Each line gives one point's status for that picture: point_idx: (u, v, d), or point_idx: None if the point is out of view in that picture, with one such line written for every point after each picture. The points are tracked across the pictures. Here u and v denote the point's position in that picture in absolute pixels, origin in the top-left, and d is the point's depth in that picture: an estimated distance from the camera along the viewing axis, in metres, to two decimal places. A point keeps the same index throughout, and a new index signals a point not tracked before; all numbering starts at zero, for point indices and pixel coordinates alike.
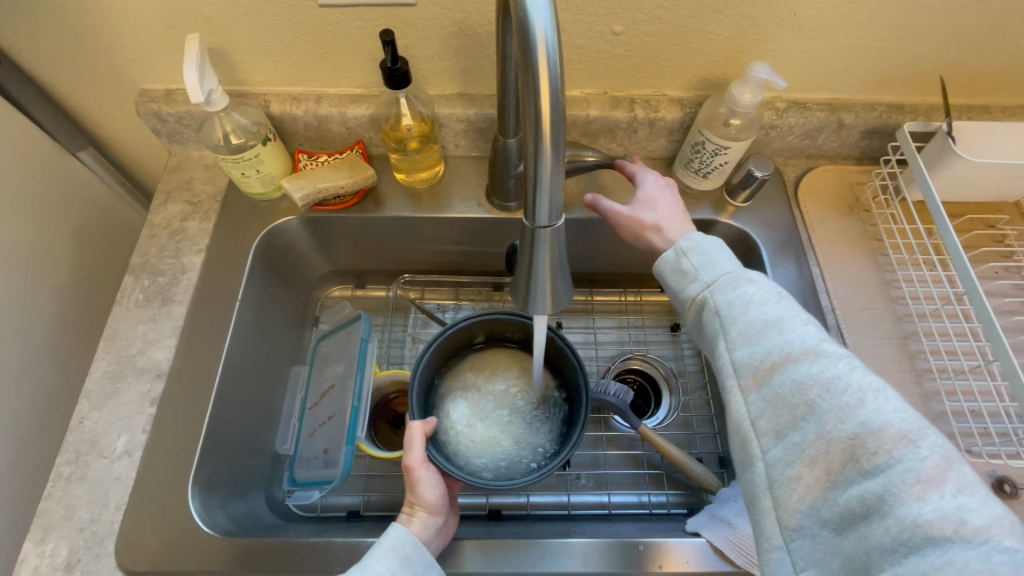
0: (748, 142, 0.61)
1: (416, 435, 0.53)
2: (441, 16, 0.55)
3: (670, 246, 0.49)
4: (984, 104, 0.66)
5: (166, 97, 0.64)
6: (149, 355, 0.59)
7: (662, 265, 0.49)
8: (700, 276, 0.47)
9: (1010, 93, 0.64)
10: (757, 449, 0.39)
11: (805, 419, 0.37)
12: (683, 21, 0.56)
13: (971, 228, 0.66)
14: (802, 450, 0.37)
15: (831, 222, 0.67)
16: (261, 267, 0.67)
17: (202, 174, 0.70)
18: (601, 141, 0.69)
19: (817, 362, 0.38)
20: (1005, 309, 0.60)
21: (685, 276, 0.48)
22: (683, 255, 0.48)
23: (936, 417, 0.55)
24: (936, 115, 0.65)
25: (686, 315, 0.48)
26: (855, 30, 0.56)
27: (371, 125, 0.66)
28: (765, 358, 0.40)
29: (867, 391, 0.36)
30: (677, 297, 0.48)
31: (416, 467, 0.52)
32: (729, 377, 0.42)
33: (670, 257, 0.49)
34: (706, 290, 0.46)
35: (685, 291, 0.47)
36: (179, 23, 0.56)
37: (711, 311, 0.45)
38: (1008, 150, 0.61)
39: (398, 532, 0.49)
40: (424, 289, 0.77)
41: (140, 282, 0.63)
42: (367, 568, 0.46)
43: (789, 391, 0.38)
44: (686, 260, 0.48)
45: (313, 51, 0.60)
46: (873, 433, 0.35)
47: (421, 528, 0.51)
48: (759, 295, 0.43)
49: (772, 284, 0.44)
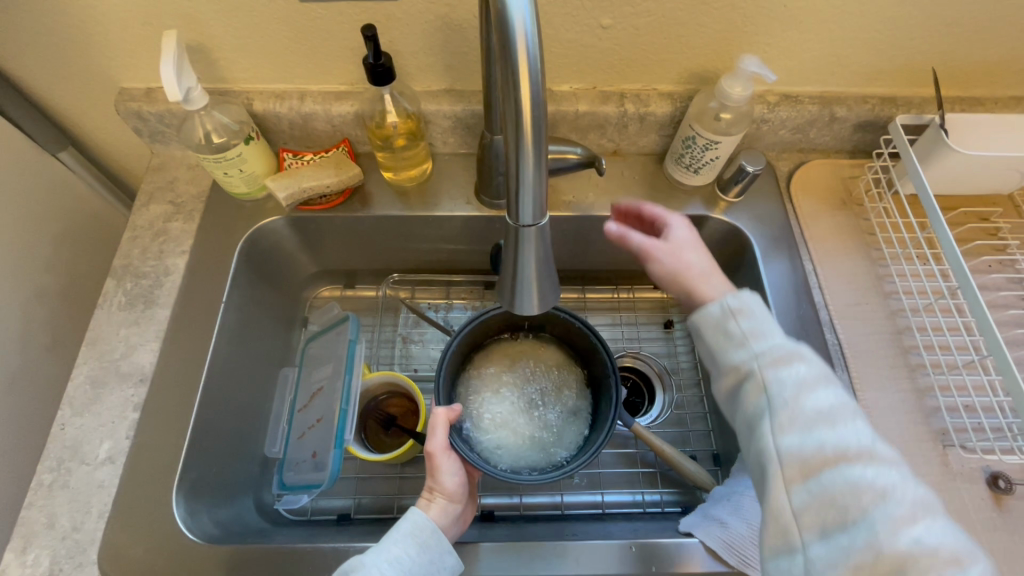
0: (739, 137, 0.60)
1: (439, 422, 0.51)
2: (425, 10, 0.54)
3: (717, 301, 0.46)
4: (976, 96, 0.65)
5: (147, 95, 0.63)
6: (132, 359, 0.58)
7: (706, 320, 0.46)
8: (749, 342, 0.43)
9: (1003, 84, 0.64)
10: (796, 544, 0.36)
11: (857, 525, 0.35)
12: (672, 14, 0.55)
13: (965, 221, 0.65)
14: (849, 557, 0.34)
15: (824, 216, 0.67)
16: (247, 267, 0.66)
17: (186, 174, 0.69)
18: (591, 137, 0.68)
19: (874, 467, 0.37)
20: (999, 303, 0.60)
21: (731, 339, 0.44)
22: (730, 314, 0.45)
23: (929, 413, 0.55)
24: (929, 108, 0.64)
25: (721, 384, 0.45)
26: (847, 22, 0.56)
27: (357, 123, 0.65)
28: (818, 451, 0.38)
29: (922, 511, 0.35)
30: (716, 360, 0.45)
31: (438, 454, 0.51)
32: (773, 462, 0.39)
33: (716, 313, 0.45)
34: (755, 363, 0.42)
35: (728, 356, 0.44)
36: (157, 20, 0.55)
37: (756, 388, 0.42)
38: (1000, 142, 0.60)
39: (418, 517, 0.48)
40: (414, 289, 0.76)
41: (123, 285, 0.62)
42: (386, 550, 0.46)
43: (841, 489, 0.36)
44: (735, 323, 0.44)
45: (295, 47, 0.58)
46: (929, 556, 0.33)
47: (440, 514, 0.50)
48: (811, 381, 0.41)
49: (823, 369, 0.42)
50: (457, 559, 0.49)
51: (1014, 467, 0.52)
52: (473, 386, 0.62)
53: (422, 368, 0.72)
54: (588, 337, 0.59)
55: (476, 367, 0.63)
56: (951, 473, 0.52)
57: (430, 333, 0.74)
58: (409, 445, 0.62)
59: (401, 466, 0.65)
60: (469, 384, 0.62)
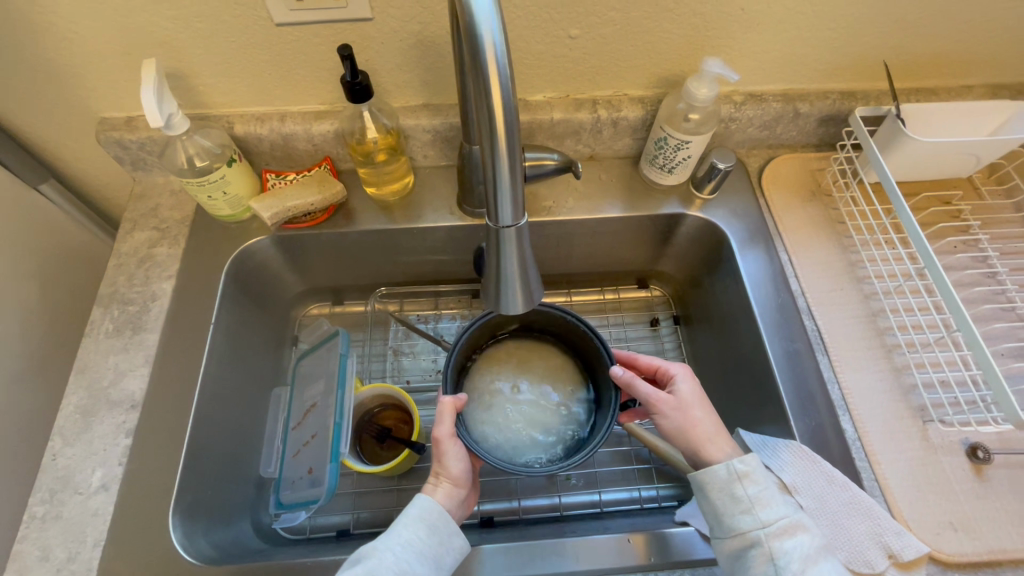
0: (708, 135, 0.62)
1: (448, 407, 0.51)
2: (399, 29, 0.56)
3: (725, 464, 0.49)
4: (929, 87, 0.68)
5: (127, 124, 0.63)
6: (121, 387, 0.58)
7: (713, 479, 0.49)
8: (756, 512, 0.47)
9: (953, 74, 0.67)
10: None
11: None
12: (637, 22, 0.57)
13: (929, 205, 0.68)
14: None
15: (795, 208, 0.69)
16: (234, 289, 0.66)
17: (170, 200, 0.69)
18: (567, 143, 0.70)
19: None
20: (965, 282, 0.62)
21: (737, 504, 0.48)
22: (738, 478, 0.48)
23: (907, 390, 0.57)
24: (887, 99, 0.67)
25: (725, 539, 0.48)
26: (802, 22, 0.58)
27: (337, 141, 0.66)
28: None
29: None
30: (720, 520, 0.48)
31: (446, 438, 0.51)
32: None
33: (724, 475, 0.49)
34: (762, 532, 0.46)
35: (734, 520, 0.48)
36: (136, 49, 0.56)
37: (763, 556, 0.46)
38: (952, 130, 0.64)
39: (426, 501, 0.50)
40: (402, 302, 0.77)
41: (110, 313, 0.62)
42: (397, 535, 0.47)
43: None
44: (743, 487, 0.48)
45: (273, 70, 0.60)
46: None
47: (445, 497, 0.51)
48: (813, 554, 0.45)
49: (816, 535, 0.46)
50: (465, 543, 0.50)
51: (990, 437, 0.54)
52: (477, 381, 0.62)
53: (414, 380, 0.72)
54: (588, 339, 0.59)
55: (480, 366, 0.63)
56: (933, 447, 0.54)
57: (421, 345, 0.75)
58: (404, 455, 0.62)
59: (398, 478, 0.66)
60: (473, 380, 0.62)
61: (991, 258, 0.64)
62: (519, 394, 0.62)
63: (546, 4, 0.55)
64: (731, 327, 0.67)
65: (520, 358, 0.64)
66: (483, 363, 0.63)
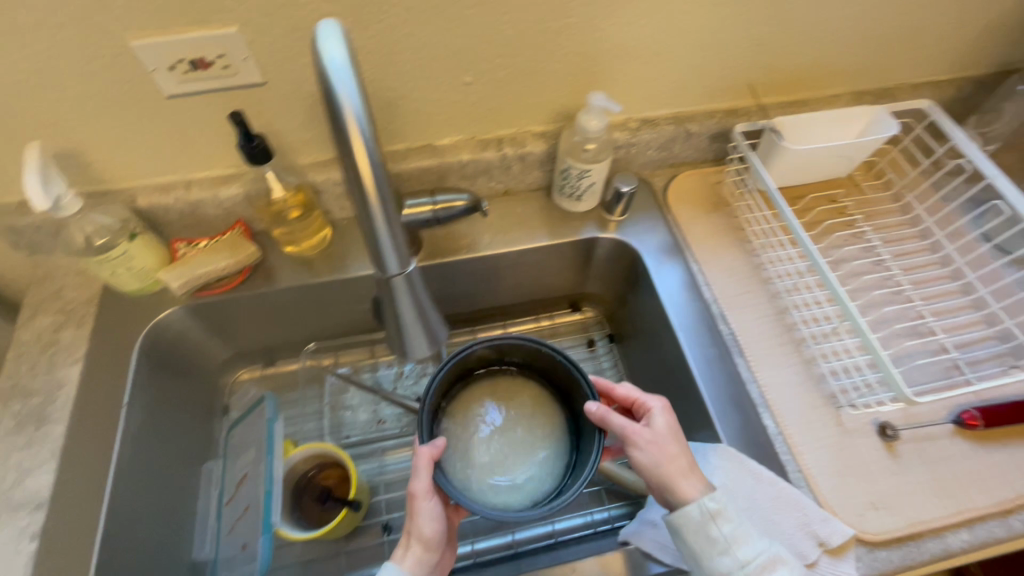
0: (607, 162, 0.66)
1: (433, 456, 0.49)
2: (294, 90, 0.57)
3: (696, 504, 0.48)
4: (802, 99, 0.75)
5: (19, 208, 0.61)
6: (25, 486, 0.54)
7: (688, 521, 0.48)
8: (734, 551, 0.46)
9: (820, 87, 0.74)
10: None
11: None
12: (524, 66, 0.61)
13: (819, 203, 0.74)
14: None
15: (700, 220, 0.73)
16: (151, 365, 0.64)
17: (75, 280, 0.67)
18: (480, 181, 0.72)
19: None
20: (856, 272, 0.68)
21: (714, 544, 0.47)
22: (711, 517, 0.47)
23: (818, 380, 0.60)
24: (766, 113, 0.74)
25: None
26: (675, 53, 0.63)
27: (248, 202, 0.66)
28: None
29: None
30: (699, 563, 0.48)
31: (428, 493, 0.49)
32: None
33: (698, 515, 0.48)
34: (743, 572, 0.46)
35: (713, 562, 0.47)
36: (19, 133, 0.54)
37: None
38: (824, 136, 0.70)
39: (392, 570, 0.49)
40: (337, 354, 0.76)
41: (10, 407, 0.58)
42: None
43: None
44: (720, 536, 0.47)
45: (170, 140, 0.59)
46: None
47: (414, 564, 0.50)
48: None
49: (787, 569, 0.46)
50: None
51: (896, 414, 0.58)
52: (456, 423, 0.57)
53: (354, 434, 0.71)
54: (570, 372, 0.55)
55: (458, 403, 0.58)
56: (847, 431, 0.57)
57: (359, 397, 0.74)
58: (343, 514, 0.60)
59: (344, 539, 0.64)
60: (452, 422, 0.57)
61: (875, 247, 0.70)
62: (500, 437, 0.56)
63: (435, 57, 0.57)
64: (656, 339, 0.70)
65: (502, 396, 0.59)
66: (461, 404, 0.57)
